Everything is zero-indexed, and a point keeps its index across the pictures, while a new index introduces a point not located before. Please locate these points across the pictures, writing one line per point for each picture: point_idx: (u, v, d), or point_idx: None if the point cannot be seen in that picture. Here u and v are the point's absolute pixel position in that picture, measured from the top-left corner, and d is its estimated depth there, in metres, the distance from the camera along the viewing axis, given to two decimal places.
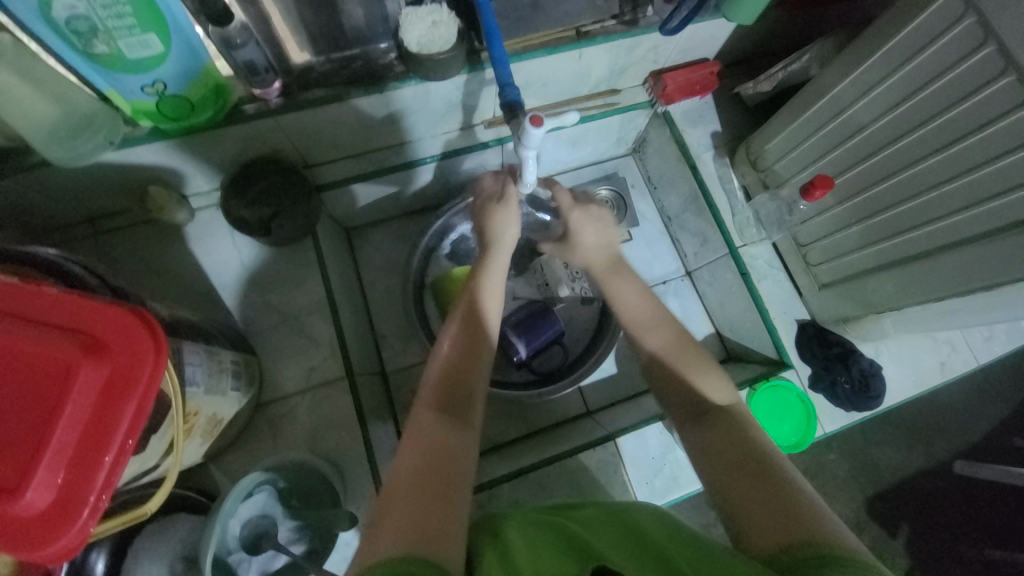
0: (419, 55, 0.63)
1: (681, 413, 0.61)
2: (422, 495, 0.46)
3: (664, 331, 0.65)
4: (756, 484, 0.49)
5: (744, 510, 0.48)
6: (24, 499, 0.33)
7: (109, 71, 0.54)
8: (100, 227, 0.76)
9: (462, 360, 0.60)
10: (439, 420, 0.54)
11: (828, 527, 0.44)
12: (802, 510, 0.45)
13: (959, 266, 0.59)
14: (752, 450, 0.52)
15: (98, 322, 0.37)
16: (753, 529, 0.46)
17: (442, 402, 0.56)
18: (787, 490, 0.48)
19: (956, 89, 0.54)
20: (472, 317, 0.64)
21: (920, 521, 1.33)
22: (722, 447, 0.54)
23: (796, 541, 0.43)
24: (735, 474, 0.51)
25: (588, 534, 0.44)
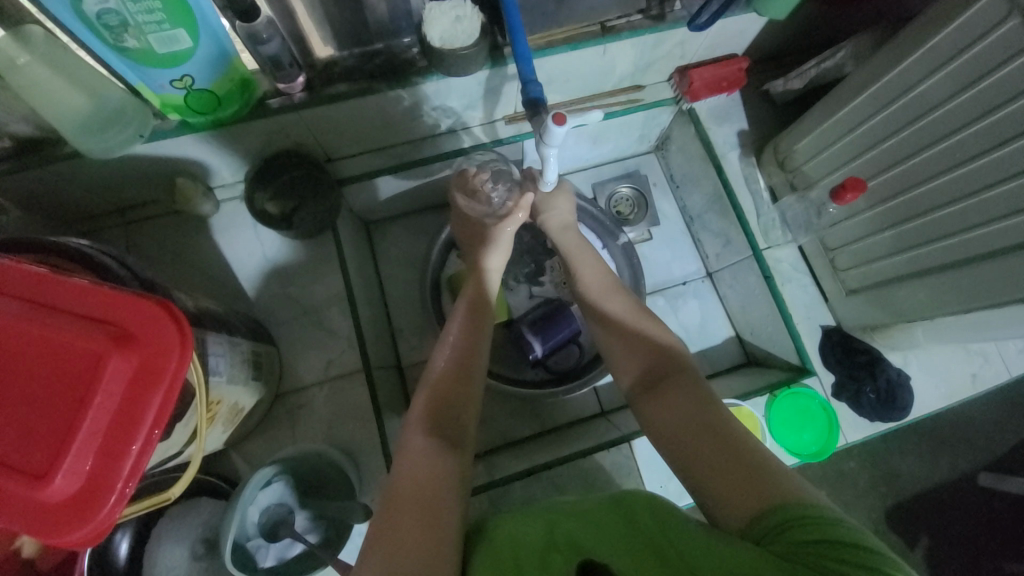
0: (441, 49, 0.62)
1: (635, 385, 0.61)
2: (425, 496, 0.48)
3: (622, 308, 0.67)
4: (715, 448, 0.50)
5: (707, 477, 0.49)
6: (52, 485, 0.35)
7: (139, 66, 0.55)
8: (129, 216, 0.78)
9: (451, 369, 0.61)
10: (433, 439, 0.54)
11: (792, 488, 0.45)
12: (763, 472, 0.47)
13: (995, 277, 0.57)
14: (707, 410, 0.54)
15: (127, 314, 0.37)
16: (720, 498, 0.47)
17: (434, 418, 0.56)
18: (747, 450, 0.49)
19: (1003, 90, 0.51)
20: (470, 336, 0.65)
21: (943, 534, 1.29)
22: (678, 411, 0.55)
23: (763, 507, 0.44)
24: (693, 439, 0.52)
25: (576, 522, 0.45)
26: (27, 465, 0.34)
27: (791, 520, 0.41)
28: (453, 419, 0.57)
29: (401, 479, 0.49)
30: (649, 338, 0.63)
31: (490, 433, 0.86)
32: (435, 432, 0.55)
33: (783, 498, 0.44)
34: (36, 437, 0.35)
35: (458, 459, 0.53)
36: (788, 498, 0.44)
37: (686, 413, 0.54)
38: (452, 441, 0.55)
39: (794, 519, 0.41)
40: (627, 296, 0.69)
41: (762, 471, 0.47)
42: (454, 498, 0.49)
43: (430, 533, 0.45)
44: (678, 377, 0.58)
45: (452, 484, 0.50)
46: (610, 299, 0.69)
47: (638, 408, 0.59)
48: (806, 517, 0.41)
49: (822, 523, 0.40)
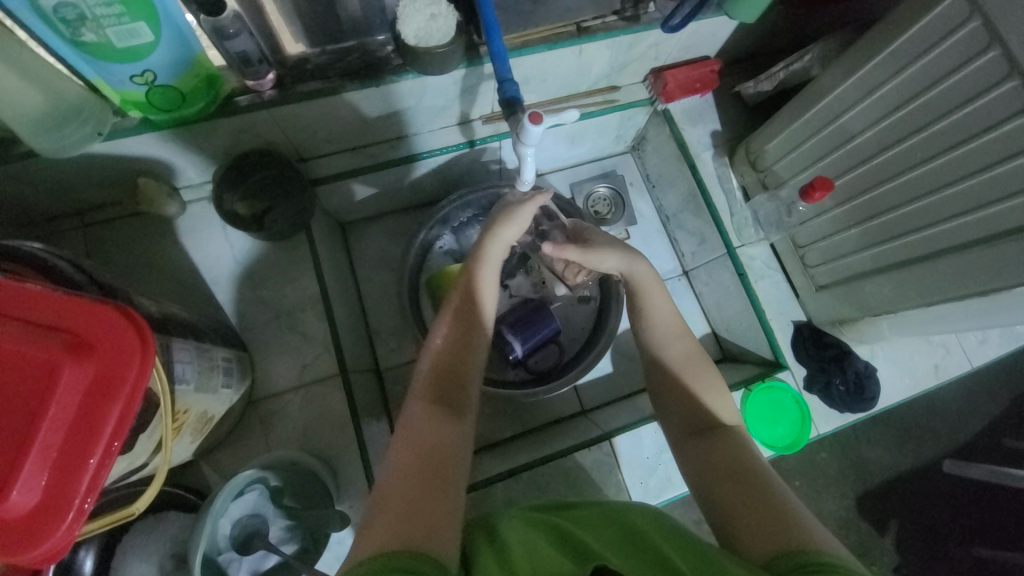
0: (416, 48, 0.62)
1: (678, 427, 0.59)
2: (421, 488, 0.45)
3: (682, 343, 0.63)
4: (747, 494, 0.48)
5: (734, 519, 0.47)
6: (7, 501, 0.33)
7: (97, 60, 0.52)
8: (88, 219, 0.75)
9: (452, 350, 0.59)
10: (435, 408, 0.53)
11: (815, 534, 0.43)
12: (790, 519, 0.45)
13: (955, 272, 0.59)
14: (744, 462, 0.52)
15: (83, 320, 0.35)
16: (745, 536, 0.45)
17: (436, 390, 0.55)
18: (775, 498, 0.47)
19: (959, 93, 0.54)
20: (465, 309, 0.61)
21: (910, 520, 1.35)
22: (716, 458, 0.54)
23: (785, 550, 0.42)
24: (727, 484, 0.50)
25: (583, 531, 0.45)
26: None
27: (812, 564, 0.40)
28: (458, 396, 0.55)
29: (393, 471, 0.47)
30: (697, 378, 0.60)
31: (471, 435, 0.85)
32: (438, 401, 0.54)
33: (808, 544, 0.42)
34: None
35: (461, 432, 0.52)
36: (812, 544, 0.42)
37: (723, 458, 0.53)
38: (457, 411, 0.54)
39: (813, 564, 0.40)
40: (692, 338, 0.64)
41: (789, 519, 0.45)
42: (457, 473, 0.47)
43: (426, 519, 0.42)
44: (717, 426, 0.57)
45: (458, 472, 0.48)
46: (667, 336, 0.63)
47: (677, 449, 0.58)
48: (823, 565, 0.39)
49: (842, 573, 0.39)
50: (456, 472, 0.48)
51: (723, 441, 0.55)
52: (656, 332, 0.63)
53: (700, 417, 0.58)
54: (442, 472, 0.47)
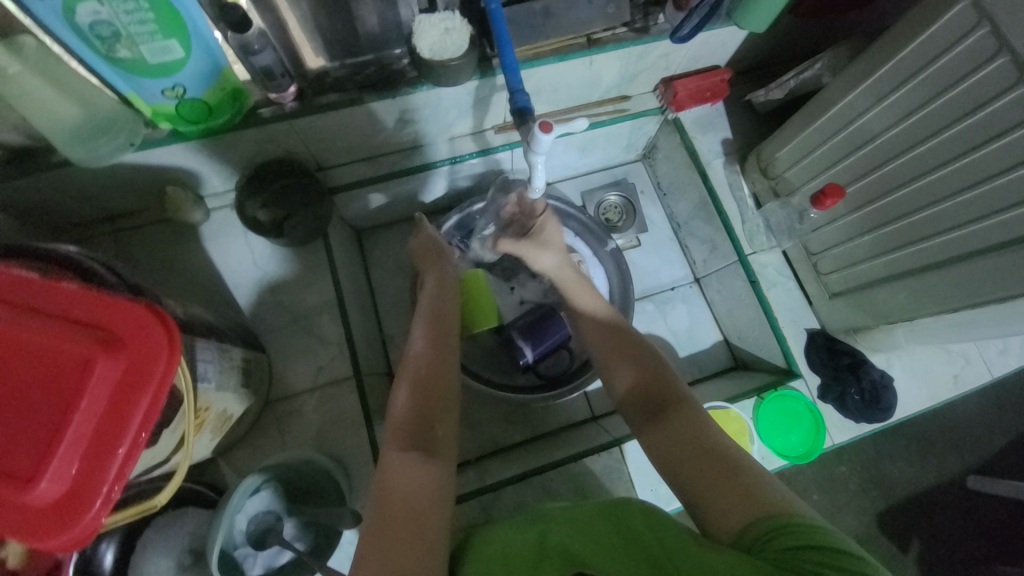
0: (431, 60, 0.64)
1: (636, 413, 0.59)
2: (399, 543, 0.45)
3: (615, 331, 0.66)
4: (713, 473, 0.49)
5: (705, 501, 0.49)
6: (38, 489, 0.35)
7: (132, 75, 0.55)
8: (119, 224, 0.78)
9: (418, 387, 0.57)
10: (409, 454, 0.51)
11: (778, 496, 0.46)
12: (754, 486, 0.47)
13: (969, 278, 0.59)
14: (706, 439, 0.53)
15: (115, 317, 0.37)
16: (716, 515, 0.47)
17: (407, 435, 0.53)
18: (738, 465, 0.49)
19: (969, 99, 0.54)
20: (435, 352, 0.61)
21: (934, 538, 1.30)
22: (680, 442, 0.53)
23: (754, 519, 0.45)
24: (693, 468, 0.51)
25: (567, 526, 0.47)
26: (11, 468, 0.34)
27: (780, 527, 0.42)
28: (430, 435, 0.54)
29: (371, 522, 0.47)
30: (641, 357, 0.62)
31: (482, 440, 0.86)
32: (411, 444, 0.52)
33: (773, 510, 0.44)
34: (21, 442, 0.35)
35: (441, 473, 0.51)
36: (776, 507, 0.45)
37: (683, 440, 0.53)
38: (431, 451, 0.53)
39: (780, 525, 0.42)
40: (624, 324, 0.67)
41: (754, 487, 0.47)
42: (433, 518, 0.48)
43: (407, 557, 0.44)
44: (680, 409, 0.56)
45: (436, 513, 0.48)
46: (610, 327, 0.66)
47: (641, 434, 0.57)
48: (789, 523, 0.42)
49: (813, 532, 0.41)
50: (433, 511, 0.48)
51: (684, 423, 0.55)
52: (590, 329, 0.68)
53: (653, 396, 0.59)
54: (418, 524, 0.47)
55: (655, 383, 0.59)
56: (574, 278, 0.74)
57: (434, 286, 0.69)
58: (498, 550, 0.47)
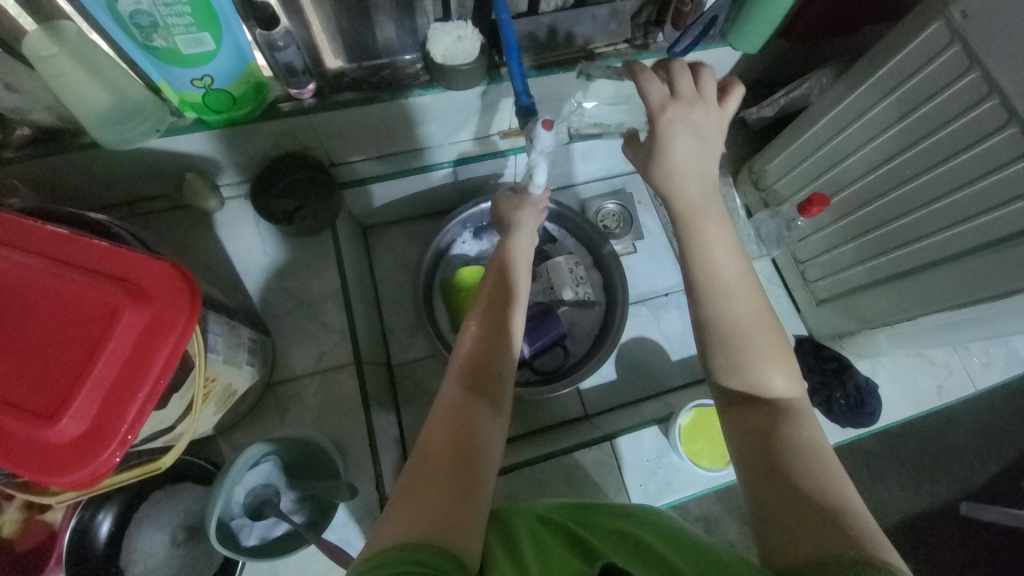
0: (444, 65, 0.68)
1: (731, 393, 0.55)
2: (438, 493, 0.45)
3: (746, 299, 0.56)
4: (793, 490, 0.46)
5: (779, 518, 0.45)
6: (58, 426, 0.36)
7: (164, 64, 0.59)
8: (136, 210, 0.82)
9: (479, 349, 0.58)
10: (471, 396, 0.54)
11: (855, 533, 0.42)
12: (829, 519, 0.43)
13: (945, 282, 0.62)
14: (790, 444, 0.49)
15: (143, 273, 0.40)
16: (780, 538, 0.44)
17: (475, 368, 0.57)
18: (826, 491, 0.45)
19: (944, 112, 0.58)
20: (501, 303, 0.63)
21: (923, 560, 1.30)
22: (772, 441, 0.50)
23: (822, 555, 0.41)
24: (769, 465, 0.48)
25: (596, 537, 0.47)
26: (33, 406, 0.36)
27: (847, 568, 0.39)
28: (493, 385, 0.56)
29: (418, 462, 0.48)
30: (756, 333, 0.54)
31: None
32: (472, 392, 0.54)
33: (845, 546, 0.41)
34: (46, 381, 0.37)
35: (494, 426, 0.53)
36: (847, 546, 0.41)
37: (780, 440, 0.49)
38: (492, 401, 0.55)
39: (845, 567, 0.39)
40: (760, 293, 0.56)
41: (830, 517, 0.43)
42: (486, 459, 0.49)
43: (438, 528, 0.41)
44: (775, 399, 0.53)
45: (485, 456, 0.49)
46: (734, 290, 0.56)
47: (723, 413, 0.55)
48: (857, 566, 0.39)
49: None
50: (478, 462, 0.49)
51: (781, 424, 0.51)
52: (719, 279, 0.56)
53: (757, 384, 0.53)
54: (464, 473, 0.47)
55: (752, 358, 0.54)
56: (698, 199, 0.57)
57: (506, 249, 0.69)
58: (522, 547, 0.45)
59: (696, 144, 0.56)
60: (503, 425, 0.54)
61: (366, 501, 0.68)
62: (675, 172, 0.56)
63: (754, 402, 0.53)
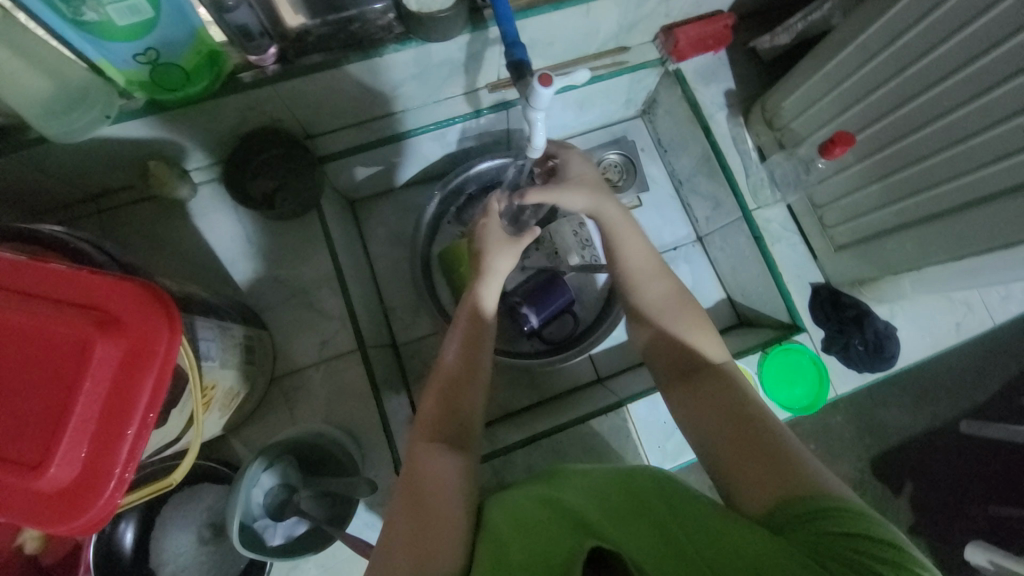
0: (418, 13, 0.60)
1: (668, 372, 0.58)
2: (424, 529, 0.44)
3: (662, 282, 0.63)
4: (747, 441, 0.47)
5: (737, 472, 0.47)
6: (47, 475, 0.34)
7: (99, 40, 0.51)
8: (102, 205, 0.75)
9: (447, 389, 0.57)
10: (436, 445, 0.52)
11: (816, 474, 0.44)
12: (789, 462, 0.45)
13: (978, 225, 0.58)
14: (744, 403, 0.51)
15: (110, 297, 0.36)
16: (742, 488, 0.46)
17: (450, 404, 0.56)
18: (768, 432, 0.48)
19: (985, 37, 0.51)
20: (472, 339, 0.61)
21: (924, 480, 1.35)
22: (707, 403, 0.52)
23: (787, 499, 0.43)
24: (721, 429, 0.50)
25: (586, 503, 0.44)
26: (17, 456, 0.34)
27: (817, 511, 0.40)
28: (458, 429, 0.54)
29: (398, 511, 0.46)
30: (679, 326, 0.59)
31: (489, 406, 0.86)
32: (438, 440, 0.53)
33: (808, 486, 0.43)
34: (25, 428, 0.34)
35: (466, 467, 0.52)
36: (809, 486, 0.43)
37: (716, 403, 0.52)
38: (458, 445, 0.53)
39: (816, 510, 0.40)
40: (669, 278, 0.64)
41: (783, 457, 0.45)
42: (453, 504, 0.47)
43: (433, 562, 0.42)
44: (712, 364, 0.55)
45: (455, 498, 0.48)
46: (642, 280, 0.63)
47: (670, 396, 0.57)
48: (831, 508, 0.40)
49: (848, 512, 0.40)
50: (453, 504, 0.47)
51: (721, 384, 0.53)
52: (630, 270, 0.64)
53: (691, 358, 0.57)
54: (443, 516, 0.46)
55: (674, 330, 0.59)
56: (617, 216, 0.67)
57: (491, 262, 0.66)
58: (499, 528, 0.44)
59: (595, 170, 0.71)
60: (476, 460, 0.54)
61: (386, 487, 0.68)
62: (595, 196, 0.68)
63: (693, 379, 0.55)
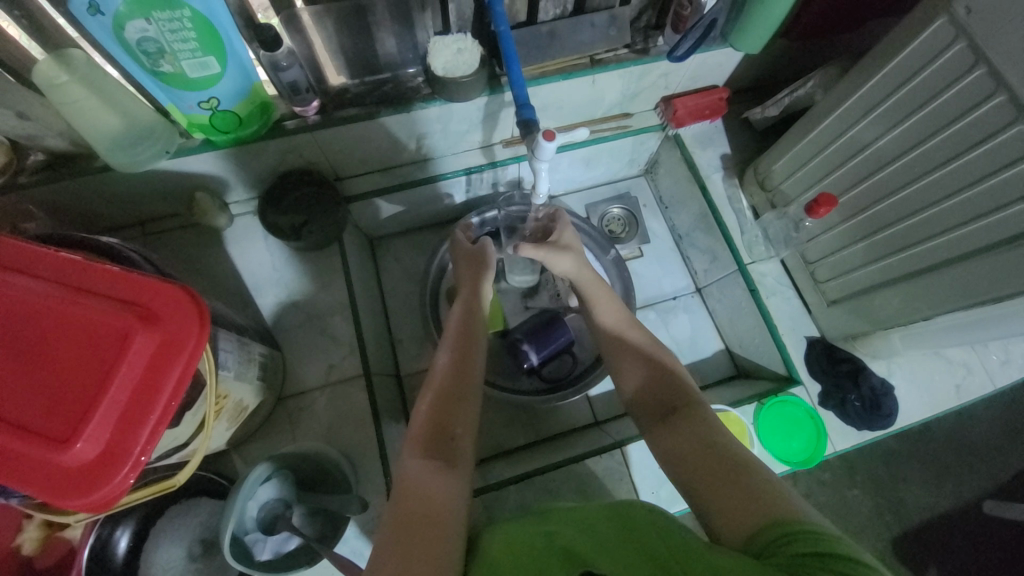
0: (444, 77, 0.69)
1: (646, 413, 0.60)
2: (420, 533, 0.45)
3: (632, 330, 0.67)
4: (723, 473, 0.49)
5: (719, 506, 0.47)
6: (73, 450, 0.38)
7: (172, 88, 0.60)
8: (148, 229, 0.83)
9: (441, 394, 0.60)
10: (427, 459, 0.53)
11: (791, 502, 0.45)
12: (762, 489, 0.46)
13: (959, 280, 0.61)
14: (717, 435, 0.53)
15: (153, 297, 0.42)
16: (721, 519, 0.46)
17: (428, 442, 0.55)
18: (745, 467, 0.49)
19: (951, 110, 0.57)
20: (460, 358, 0.64)
21: (950, 565, 1.26)
22: (685, 442, 0.54)
23: (762, 524, 0.43)
24: (697, 462, 0.51)
25: (576, 534, 0.44)
26: (50, 432, 0.38)
27: (791, 534, 0.41)
28: (452, 446, 0.55)
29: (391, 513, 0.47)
30: (654, 363, 0.62)
31: (486, 442, 0.87)
32: (431, 453, 0.54)
33: (781, 513, 0.43)
34: (61, 406, 0.38)
35: (456, 485, 0.51)
36: (782, 511, 0.43)
37: (690, 442, 0.53)
38: (448, 461, 0.53)
39: (791, 534, 0.41)
40: (640, 327, 0.68)
41: (758, 489, 0.46)
42: (448, 513, 0.47)
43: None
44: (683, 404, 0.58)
45: (451, 511, 0.48)
46: (621, 329, 0.68)
47: (649, 437, 0.58)
48: (802, 531, 0.41)
49: (819, 535, 0.40)
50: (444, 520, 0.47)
51: (691, 421, 0.55)
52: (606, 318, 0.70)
53: (664, 397, 0.59)
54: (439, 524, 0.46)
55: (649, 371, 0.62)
56: (590, 272, 0.74)
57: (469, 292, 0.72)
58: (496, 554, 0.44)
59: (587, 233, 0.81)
60: (465, 485, 0.52)
61: (376, 514, 0.68)
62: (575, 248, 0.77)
63: (667, 419, 0.57)
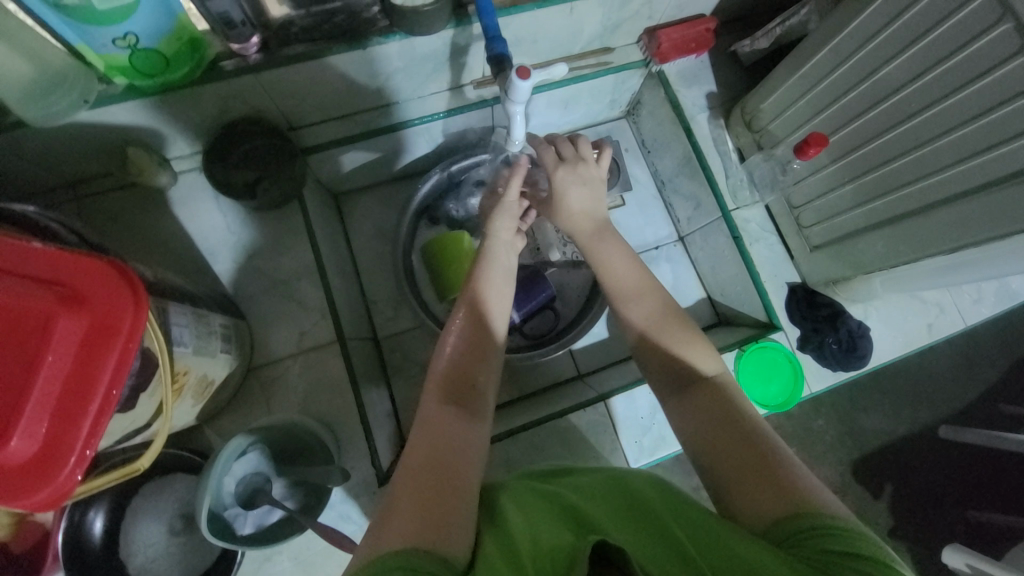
0: (402, 7, 0.61)
1: (663, 385, 0.58)
2: (428, 499, 0.42)
3: (650, 301, 0.63)
4: (748, 459, 0.47)
5: (740, 491, 0.46)
6: (8, 448, 0.35)
7: (78, 23, 0.50)
8: (81, 191, 0.75)
9: (462, 364, 0.56)
10: (448, 408, 0.52)
11: (809, 489, 0.44)
12: (786, 479, 0.45)
13: (944, 224, 0.60)
14: (741, 419, 0.51)
15: (77, 275, 0.37)
16: (741, 503, 0.46)
17: (446, 386, 0.54)
18: (770, 456, 0.47)
19: (954, 40, 0.53)
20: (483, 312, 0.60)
21: (901, 482, 1.37)
22: (709, 419, 0.52)
23: (784, 515, 0.42)
24: (722, 444, 0.50)
25: (580, 497, 0.44)
26: None
27: (818, 530, 0.40)
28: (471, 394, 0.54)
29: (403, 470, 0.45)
30: (676, 336, 0.60)
31: None
32: (448, 398, 0.53)
33: (805, 505, 0.43)
34: None
35: (478, 434, 0.50)
36: (807, 503, 0.43)
37: (714, 422, 0.52)
38: (469, 410, 0.53)
39: (816, 529, 0.40)
40: (662, 295, 0.63)
41: (781, 477, 0.45)
42: (465, 471, 0.46)
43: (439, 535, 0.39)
44: (706, 381, 0.56)
45: (469, 459, 0.47)
46: (639, 296, 0.63)
47: (668, 409, 0.57)
48: (829, 528, 0.40)
49: (846, 534, 0.40)
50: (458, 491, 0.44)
51: (718, 401, 0.53)
52: (616, 285, 0.65)
53: (686, 372, 0.57)
54: (451, 486, 0.44)
55: (670, 345, 0.59)
56: (592, 232, 0.69)
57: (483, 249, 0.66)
58: (510, 520, 0.42)
59: (586, 192, 0.69)
60: (485, 433, 0.52)
61: (361, 478, 0.68)
62: (574, 215, 0.69)
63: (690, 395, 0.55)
